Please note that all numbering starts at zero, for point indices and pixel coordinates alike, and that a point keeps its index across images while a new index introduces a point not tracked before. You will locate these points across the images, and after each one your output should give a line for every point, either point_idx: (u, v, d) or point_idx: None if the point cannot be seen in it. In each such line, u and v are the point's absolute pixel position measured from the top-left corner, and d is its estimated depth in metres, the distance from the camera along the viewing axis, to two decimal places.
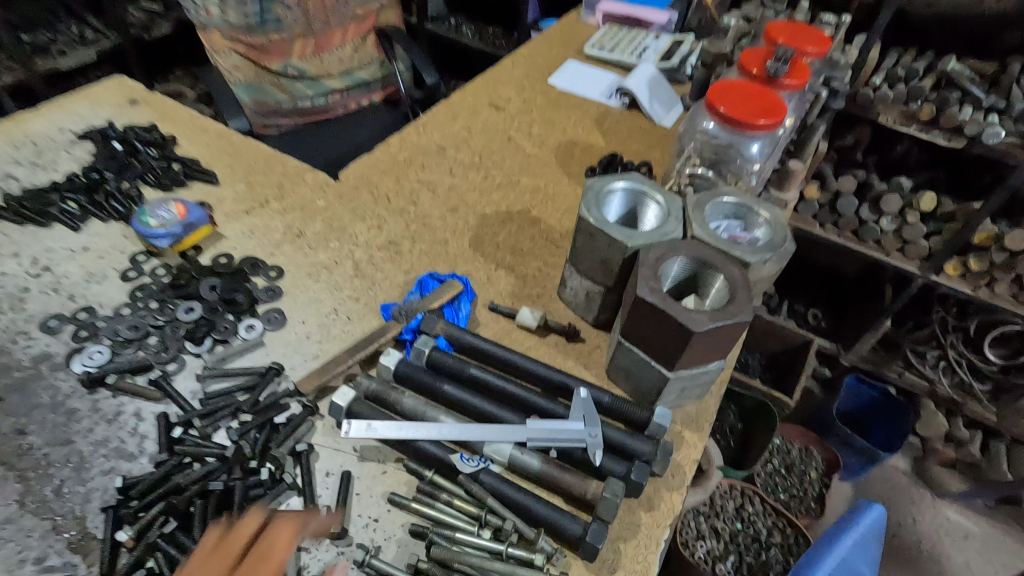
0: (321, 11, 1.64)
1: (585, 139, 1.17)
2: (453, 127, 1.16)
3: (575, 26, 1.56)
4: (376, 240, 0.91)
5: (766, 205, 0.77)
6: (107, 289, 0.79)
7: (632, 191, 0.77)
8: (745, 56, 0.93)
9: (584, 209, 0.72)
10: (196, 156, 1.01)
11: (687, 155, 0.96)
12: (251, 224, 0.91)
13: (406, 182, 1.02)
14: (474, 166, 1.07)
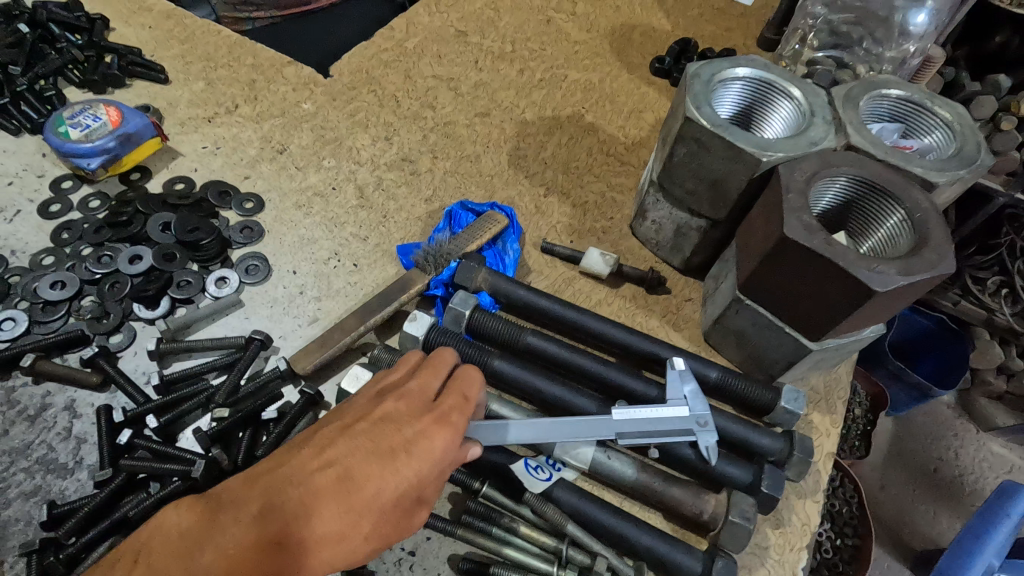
0: None
1: (647, 21, 0.90)
2: (475, 6, 0.89)
3: None
4: (385, 158, 0.68)
5: (942, 100, 0.55)
6: (24, 230, 0.59)
7: (753, 81, 0.55)
8: None
9: (693, 106, 0.49)
10: (136, 44, 0.76)
11: (804, 35, 0.72)
12: (214, 135, 0.68)
13: (419, 79, 0.77)
14: (506, 56, 0.82)
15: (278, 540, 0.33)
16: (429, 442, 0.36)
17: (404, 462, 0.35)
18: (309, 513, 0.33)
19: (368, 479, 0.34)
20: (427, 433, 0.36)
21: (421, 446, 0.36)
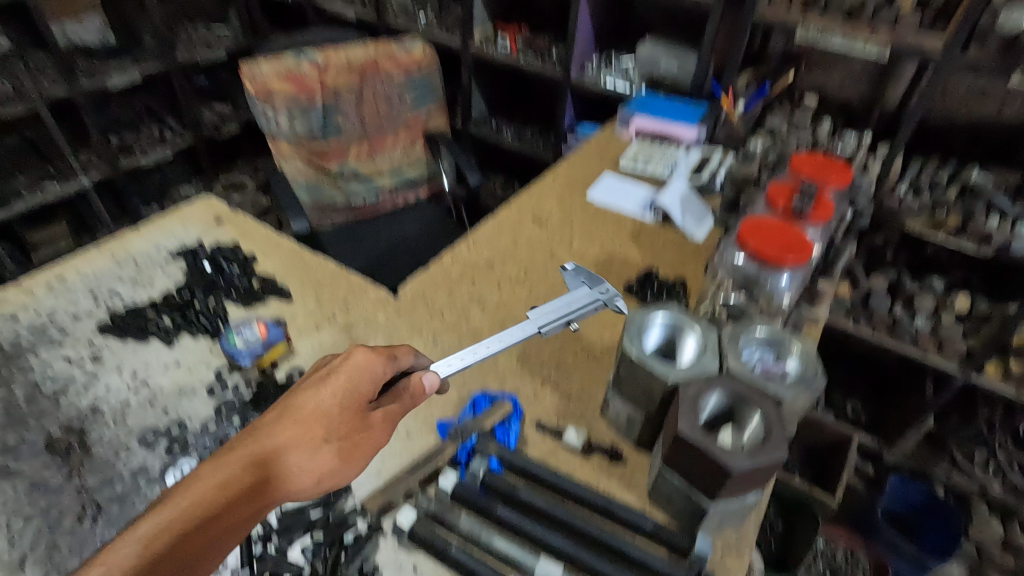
0: (376, 122, 2.13)
1: (623, 253, 1.26)
2: (500, 242, 1.27)
3: (610, 140, 1.70)
4: (432, 356, 0.99)
5: (797, 338, 0.83)
6: (195, 403, 0.89)
7: (671, 324, 0.85)
8: (771, 190, 1.00)
9: (626, 344, 0.79)
10: (273, 271, 1.14)
11: (722, 282, 1.03)
12: (320, 338, 1.01)
13: (460, 297, 1.12)
14: (520, 281, 1.17)
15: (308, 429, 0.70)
16: (360, 361, 0.77)
17: (351, 375, 0.75)
18: (313, 412, 0.72)
19: (337, 390, 0.74)
20: (360, 359, 0.77)
21: (357, 365, 0.76)
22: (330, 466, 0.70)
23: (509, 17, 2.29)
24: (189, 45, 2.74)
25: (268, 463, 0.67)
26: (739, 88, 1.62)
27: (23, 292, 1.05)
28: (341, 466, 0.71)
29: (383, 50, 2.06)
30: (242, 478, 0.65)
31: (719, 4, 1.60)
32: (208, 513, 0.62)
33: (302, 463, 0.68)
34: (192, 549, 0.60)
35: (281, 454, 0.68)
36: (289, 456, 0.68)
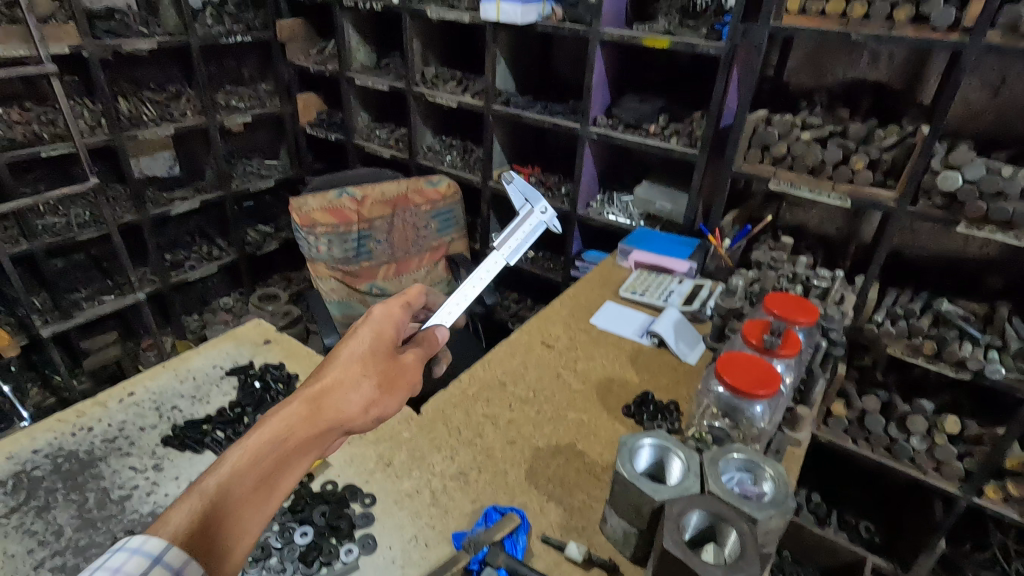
0: (404, 246, 2.38)
1: (622, 375, 1.40)
2: (512, 364, 1.42)
3: (612, 269, 1.91)
4: (450, 471, 1.11)
5: (772, 462, 0.94)
6: None
7: (658, 445, 0.97)
8: (746, 327, 1.18)
9: (619, 463, 0.91)
10: None
11: (707, 407, 1.16)
12: (351, 452, 1.15)
13: (475, 415, 1.25)
14: (530, 400, 1.31)
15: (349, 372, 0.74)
16: (381, 314, 0.83)
17: (373, 326, 0.81)
18: (350, 360, 0.76)
19: (366, 338, 0.79)
20: (381, 313, 0.83)
21: (379, 318, 0.83)
22: (372, 404, 0.75)
23: (524, 158, 2.62)
24: (243, 176, 3.12)
25: (321, 404, 0.70)
26: (725, 227, 1.85)
27: (98, 405, 1.22)
28: (380, 400, 0.76)
29: (413, 186, 2.37)
30: (300, 417, 0.68)
31: (703, 158, 1.87)
32: (274, 450, 0.64)
33: (353, 399, 0.73)
34: (264, 479, 0.62)
35: (332, 393, 0.72)
36: (338, 395, 0.72)
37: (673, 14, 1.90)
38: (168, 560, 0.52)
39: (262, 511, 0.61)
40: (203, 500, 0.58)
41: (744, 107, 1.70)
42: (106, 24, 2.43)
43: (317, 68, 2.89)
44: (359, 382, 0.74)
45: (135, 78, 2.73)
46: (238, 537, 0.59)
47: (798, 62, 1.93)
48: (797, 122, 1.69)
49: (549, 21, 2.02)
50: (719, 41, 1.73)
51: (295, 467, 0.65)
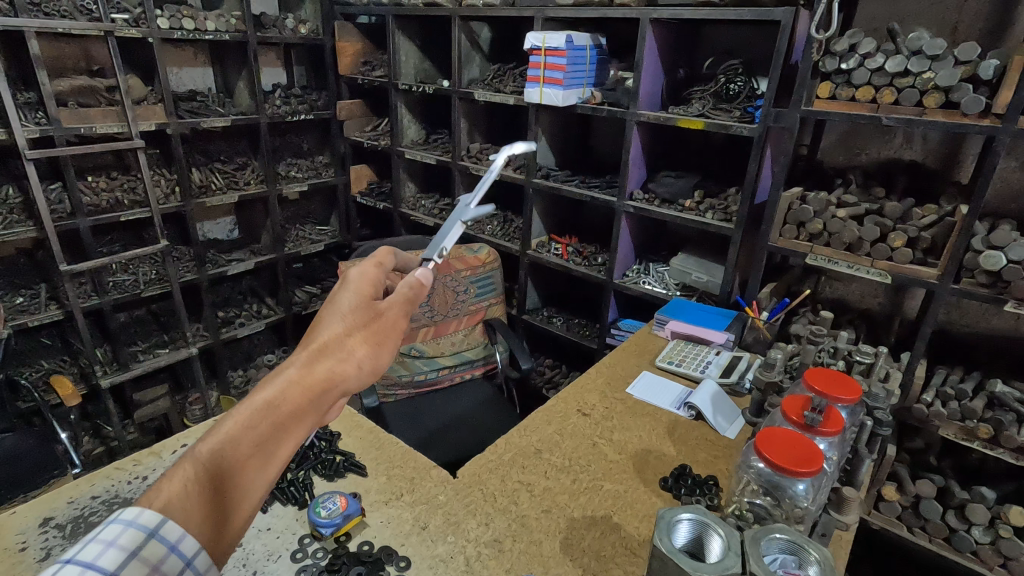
0: (443, 308, 2.47)
1: (659, 447, 1.39)
2: (547, 431, 1.43)
3: (648, 338, 1.92)
4: (484, 537, 1.11)
5: (816, 544, 0.89)
6: (280, 567, 1.04)
7: (697, 520, 0.95)
8: (786, 403, 1.17)
9: (657, 537, 0.91)
10: (353, 449, 1.34)
11: (747, 484, 1.14)
12: (388, 513, 1.16)
13: (510, 482, 1.25)
14: (565, 469, 1.30)
15: (344, 333, 0.68)
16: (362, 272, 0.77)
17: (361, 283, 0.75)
18: (339, 319, 0.69)
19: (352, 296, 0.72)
20: (366, 271, 0.77)
21: (363, 276, 0.76)
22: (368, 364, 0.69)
23: (562, 228, 2.72)
24: (296, 239, 3.31)
25: (317, 367, 0.64)
26: (762, 299, 1.87)
27: (155, 455, 1.30)
28: (378, 360, 0.69)
29: (455, 253, 2.50)
30: (295, 383, 0.62)
31: (738, 232, 1.91)
32: (267, 417, 0.59)
33: (350, 365, 0.66)
34: (261, 447, 0.59)
35: (331, 356, 0.65)
36: (336, 358, 0.65)
37: (706, 99, 1.98)
38: (163, 534, 0.55)
39: (260, 477, 0.59)
40: (196, 468, 0.57)
41: (778, 184, 1.76)
42: (189, 105, 2.72)
43: (370, 143, 3.12)
44: (352, 345, 0.67)
45: (207, 151, 3.00)
46: (238, 504, 0.59)
47: (830, 143, 1.99)
48: (832, 199, 1.71)
49: (588, 104, 2.16)
50: (752, 123, 1.81)
51: (295, 435, 0.62)
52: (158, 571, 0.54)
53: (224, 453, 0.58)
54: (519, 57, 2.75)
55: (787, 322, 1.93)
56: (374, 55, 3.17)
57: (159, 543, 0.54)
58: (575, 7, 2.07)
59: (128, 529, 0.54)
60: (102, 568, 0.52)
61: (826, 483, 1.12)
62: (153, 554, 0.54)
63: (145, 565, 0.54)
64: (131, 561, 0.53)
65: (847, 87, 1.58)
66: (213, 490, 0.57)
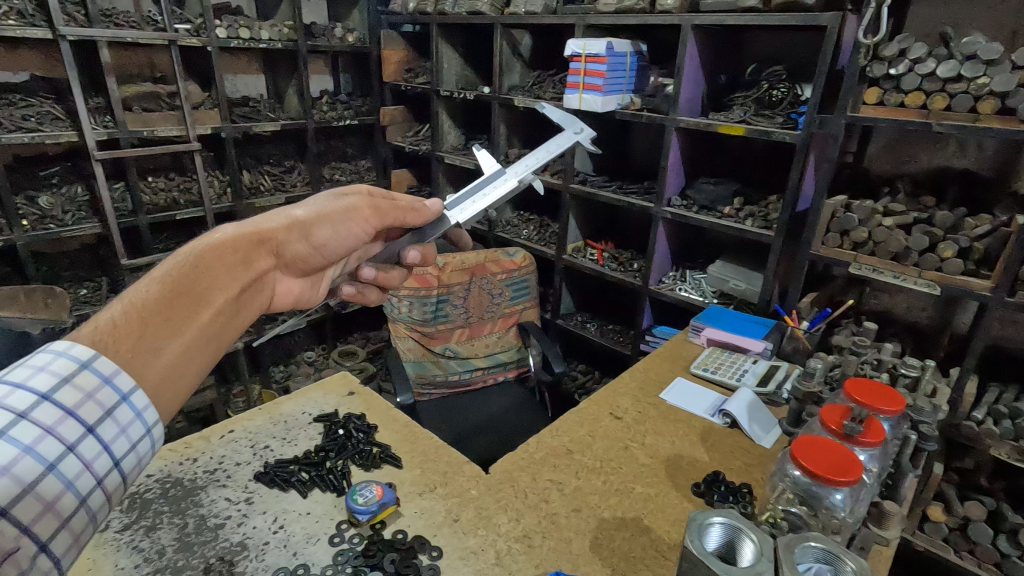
0: (478, 310, 2.53)
1: (692, 453, 1.38)
2: (579, 433, 1.44)
3: (683, 345, 1.91)
4: (515, 533, 1.13)
5: (852, 555, 0.87)
6: (318, 550, 1.08)
7: (729, 524, 0.95)
8: (825, 412, 1.15)
9: (688, 539, 0.90)
10: (389, 441, 1.38)
11: (782, 492, 1.12)
12: (421, 505, 1.19)
13: (541, 480, 1.27)
14: (597, 471, 1.31)
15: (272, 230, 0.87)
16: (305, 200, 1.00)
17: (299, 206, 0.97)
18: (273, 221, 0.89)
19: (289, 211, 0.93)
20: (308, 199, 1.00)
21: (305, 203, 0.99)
22: (301, 238, 0.94)
23: (597, 233, 2.72)
24: None
25: (247, 233, 0.81)
26: (802, 309, 1.84)
27: (204, 439, 1.36)
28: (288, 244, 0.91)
29: (491, 256, 2.55)
30: (227, 245, 0.78)
31: (777, 239, 1.88)
32: (199, 265, 0.72)
33: (293, 231, 0.92)
34: (193, 290, 0.70)
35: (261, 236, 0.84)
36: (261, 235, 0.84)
37: (748, 105, 1.96)
38: (95, 367, 0.62)
39: (193, 317, 0.68)
40: (123, 304, 0.65)
41: (821, 192, 1.72)
42: (242, 110, 2.86)
43: (411, 148, 3.20)
44: (287, 223, 0.91)
45: (257, 154, 3.13)
46: (169, 339, 0.66)
47: (877, 150, 1.94)
48: (878, 208, 1.67)
49: (627, 110, 2.16)
50: (795, 129, 1.78)
51: (224, 287, 0.73)
52: (91, 398, 0.61)
53: (155, 288, 0.67)
54: (560, 65, 2.78)
55: (828, 334, 1.88)
56: (417, 62, 3.25)
57: (92, 373, 0.62)
58: (616, 14, 2.08)
59: (61, 360, 0.61)
60: (36, 388, 0.59)
61: (867, 492, 1.09)
62: (87, 382, 0.61)
63: (79, 392, 0.61)
64: (64, 387, 0.60)
65: (896, 93, 1.55)
66: (142, 324, 0.65)
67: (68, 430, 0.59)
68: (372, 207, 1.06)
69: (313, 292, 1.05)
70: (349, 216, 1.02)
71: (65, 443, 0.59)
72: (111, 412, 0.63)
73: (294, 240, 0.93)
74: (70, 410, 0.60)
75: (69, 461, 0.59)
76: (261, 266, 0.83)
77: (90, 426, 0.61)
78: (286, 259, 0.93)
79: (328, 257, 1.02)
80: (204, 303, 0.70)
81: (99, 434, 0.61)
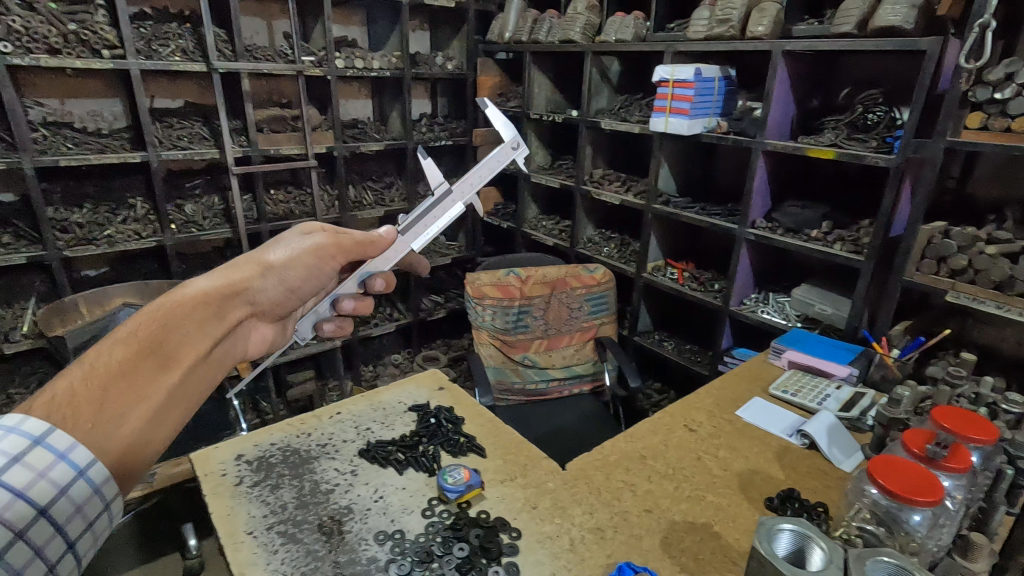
0: (558, 323, 2.64)
1: (766, 469, 1.40)
2: (653, 441, 1.50)
3: (762, 366, 1.91)
4: (588, 525, 1.21)
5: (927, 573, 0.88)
6: (412, 520, 1.21)
7: (798, 532, 0.98)
8: (907, 435, 1.15)
9: (757, 542, 0.95)
10: (475, 432, 1.51)
11: (860, 511, 1.12)
12: (502, 491, 1.30)
13: (614, 480, 1.34)
14: (670, 477, 1.36)
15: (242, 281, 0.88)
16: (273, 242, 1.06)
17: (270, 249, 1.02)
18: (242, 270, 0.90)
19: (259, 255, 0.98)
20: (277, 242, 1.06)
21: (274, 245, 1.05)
22: (270, 284, 0.98)
23: (677, 253, 2.75)
24: (427, 252, 3.64)
25: (220, 283, 0.83)
26: (892, 336, 1.80)
27: (316, 418, 1.55)
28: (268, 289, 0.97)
29: (572, 271, 2.66)
30: (200, 301, 0.77)
31: (867, 264, 1.85)
32: (163, 321, 0.70)
33: (271, 275, 0.99)
34: (159, 349, 0.67)
35: (231, 283, 0.86)
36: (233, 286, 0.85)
37: (840, 129, 1.95)
38: (50, 443, 0.59)
39: (162, 376, 0.66)
40: (86, 369, 0.62)
41: (916, 216, 1.69)
42: (352, 131, 3.17)
43: (500, 167, 3.38)
44: (258, 270, 0.95)
45: (362, 171, 3.43)
46: (135, 406, 0.63)
47: (982, 175, 1.86)
48: (981, 235, 1.61)
49: (713, 132, 2.21)
50: (890, 153, 1.76)
51: (195, 343, 0.72)
52: (43, 477, 0.58)
53: (121, 350, 0.64)
54: (647, 89, 2.87)
55: (922, 364, 1.81)
56: (509, 87, 3.45)
57: (45, 450, 0.58)
58: (706, 41, 2.15)
59: (10, 436, 0.57)
60: None
61: (951, 519, 1.07)
62: (39, 460, 0.58)
63: (30, 472, 0.57)
64: (13, 466, 0.56)
65: (1001, 118, 1.50)
66: (104, 390, 0.61)
67: (15, 514, 0.55)
68: (336, 245, 1.19)
69: (280, 331, 1.17)
70: (315, 258, 1.13)
71: (13, 530, 0.55)
72: (65, 492, 0.59)
73: (263, 285, 0.96)
74: (19, 493, 0.56)
75: (16, 550, 0.55)
76: (234, 317, 0.83)
77: (42, 508, 0.58)
78: (258, 304, 0.96)
79: (295, 300, 1.10)
80: (173, 362, 0.68)
81: (51, 515, 0.58)
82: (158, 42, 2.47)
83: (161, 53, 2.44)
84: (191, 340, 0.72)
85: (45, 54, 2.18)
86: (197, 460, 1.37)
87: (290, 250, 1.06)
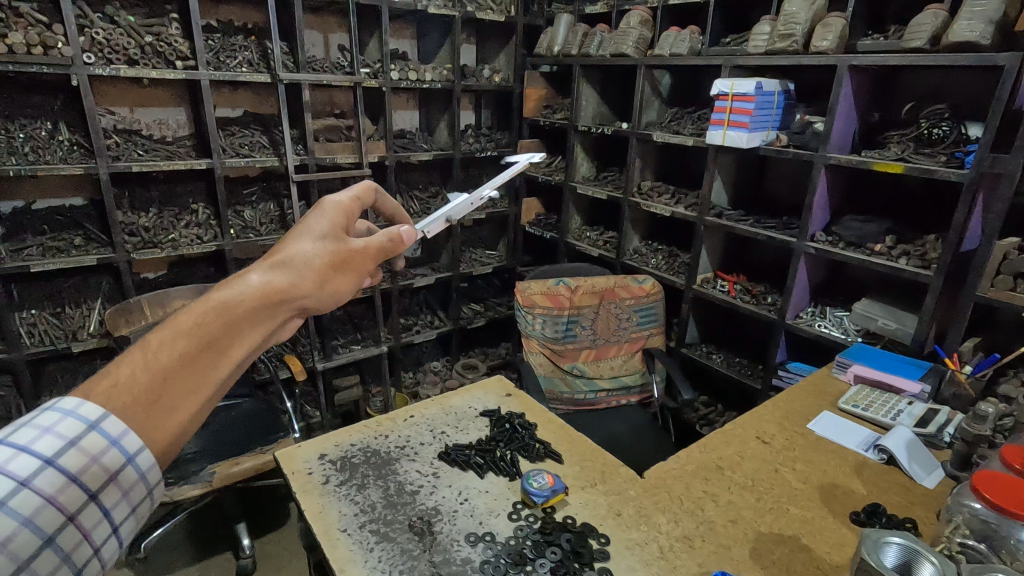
0: (606, 333, 2.65)
1: (846, 483, 1.39)
2: (728, 452, 1.50)
3: (828, 380, 1.89)
4: (675, 533, 1.21)
5: None
6: (500, 523, 1.23)
7: (907, 546, 0.97)
8: (1007, 451, 1.14)
9: (863, 552, 0.96)
10: (549, 438, 1.52)
11: (957, 526, 1.11)
12: (585, 496, 1.31)
13: (695, 489, 1.34)
14: (750, 488, 1.36)
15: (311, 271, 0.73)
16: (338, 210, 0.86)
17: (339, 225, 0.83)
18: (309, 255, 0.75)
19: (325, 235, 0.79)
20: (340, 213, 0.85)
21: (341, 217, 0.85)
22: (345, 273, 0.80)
23: (727, 266, 2.75)
24: (469, 260, 3.67)
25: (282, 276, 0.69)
26: (964, 352, 1.77)
27: (391, 420, 1.58)
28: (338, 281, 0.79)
29: (620, 282, 2.69)
30: (261, 293, 0.65)
31: (936, 280, 1.83)
32: (220, 314, 0.61)
33: (308, 277, 0.73)
34: (214, 343, 0.60)
35: (289, 270, 0.71)
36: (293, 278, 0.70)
37: (906, 144, 1.94)
38: (104, 428, 0.57)
39: (214, 372, 0.60)
40: (145, 358, 0.57)
41: (991, 232, 1.67)
42: (401, 142, 3.23)
43: (545, 178, 3.42)
44: (331, 255, 0.77)
45: (408, 180, 3.49)
46: (186, 401, 0.59)
47: None
48: None
49: (772, 146, 2.21)
50: (962, 168, 1.75)
51: (247, 339, 0.63)
52: (96, 462, 0.57)
53: (180, 343, 0.58)
54: (699, 103, 2.89)
55: (995, 382, 1.78)
56: (555, 99, 3.49)
57: (98, 436, 0.56)
58: (766, 56, 2.16)
59: (68, 419, 0.56)
60: (38, 452, 0.54)
61: None
62: (93, 446, 0.56)
63: (85, 456, 0.56)
64: (69, 450, 0.55)
65: None
66: (162, 380, 0.57)
67: (67, 498, 0.55)
68: (378, 248, 0.88)
69: None
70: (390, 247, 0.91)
71: (65, 513, 0.55)
72: (116, 479, 0.58)
73: (335, 275, 0.78)
74: (75, 476, 0.56)
75: (67, 533, 0.55)
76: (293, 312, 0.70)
77: (93, 493, 0.57)
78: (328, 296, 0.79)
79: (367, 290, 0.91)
80: (225, 360, 0.61)
81: (101, 500, 0.58)
82: (226, 54, 2.56)
83: (229, 64, 2.54)
84: (244, 334, 0.63)
85: (123, 65, 2.28)
86: (284, 460, 1.40)
87: (329, 246, 0.78)
